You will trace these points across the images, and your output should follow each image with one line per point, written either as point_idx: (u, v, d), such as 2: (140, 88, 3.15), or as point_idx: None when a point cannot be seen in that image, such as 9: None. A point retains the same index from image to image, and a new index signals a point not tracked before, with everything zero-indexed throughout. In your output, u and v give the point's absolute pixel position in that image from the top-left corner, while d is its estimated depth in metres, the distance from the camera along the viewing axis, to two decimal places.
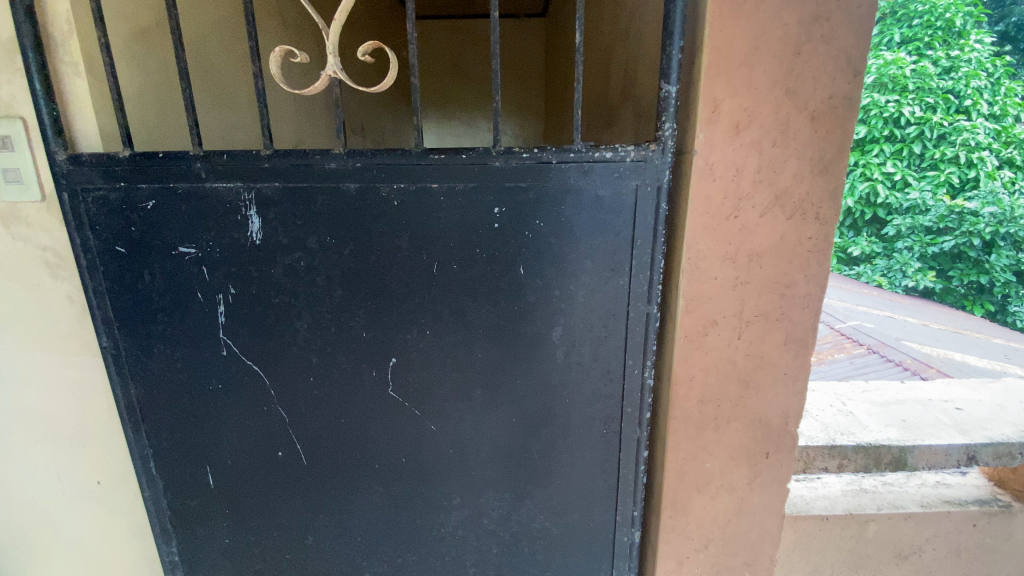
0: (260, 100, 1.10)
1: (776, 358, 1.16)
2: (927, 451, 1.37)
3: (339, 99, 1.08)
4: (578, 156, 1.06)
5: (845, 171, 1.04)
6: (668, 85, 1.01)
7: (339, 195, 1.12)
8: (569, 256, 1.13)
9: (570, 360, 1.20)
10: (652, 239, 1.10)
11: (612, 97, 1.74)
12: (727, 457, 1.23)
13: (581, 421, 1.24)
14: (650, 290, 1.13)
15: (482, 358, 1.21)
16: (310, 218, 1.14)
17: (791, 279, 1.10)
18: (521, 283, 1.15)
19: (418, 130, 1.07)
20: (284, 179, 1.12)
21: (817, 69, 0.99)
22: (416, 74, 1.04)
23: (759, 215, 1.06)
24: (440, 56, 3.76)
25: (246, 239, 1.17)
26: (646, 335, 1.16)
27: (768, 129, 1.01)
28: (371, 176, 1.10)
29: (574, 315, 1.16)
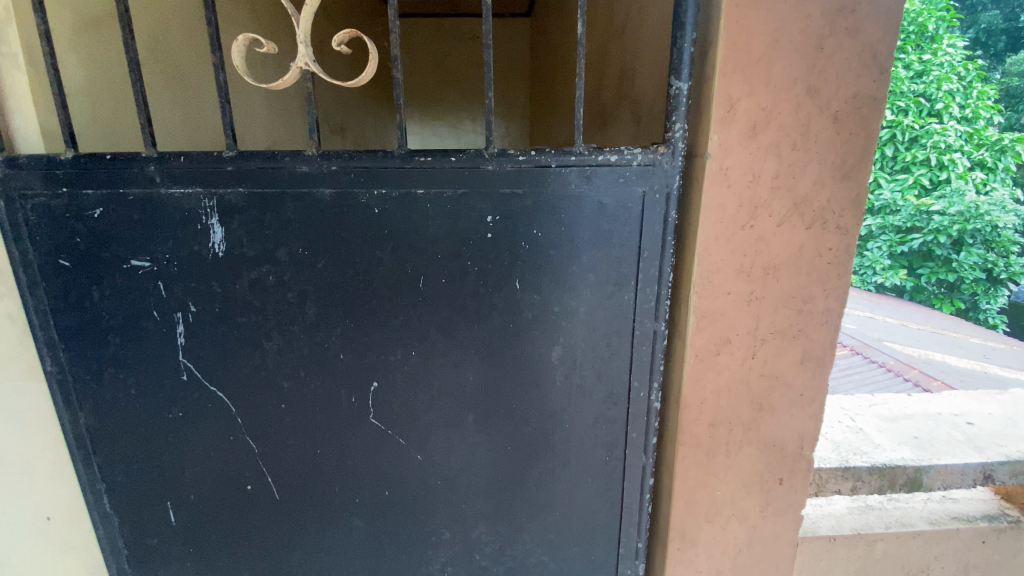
0: (222, 95, 0.98)
1: (792, 378, 1.07)
2: (943, 471, 1.30)
3: (312, 94, 0.97)
4: (579, 159, 0.96)
5: (868, 177, 0.95)
6: (678, 82, 0.92)
7: (312, 202, 1.00)
8: (569, 270, 1.02)
9: (571, 382, 1.09)
10: (661, 250, 1.00)
11: (606, 98, 1.66)
12: (738, 485, 1.14)
13: (583, 448, 1.14)
14: (658, 306, 1.04)
15: (473, 381, 1.10)
16: (280, 227, 1.02)
17: (809, 294, 1.02)
18: (517, 298, 1.05)
19: (402, 129, 0.96)
20: (250, 183, 1.00)
21: (841, 65, 0.90)
22: (398, 67, 0.93)
23: (776, 224, 0.97)
24: (422, 54, 3.63)
25: (207, 251, 1.05)
26: (652, 355, 1.07)
27: (787, 130, 0.92)
28: (349, 181, 0.98)
29: (576, 333, 1.06)
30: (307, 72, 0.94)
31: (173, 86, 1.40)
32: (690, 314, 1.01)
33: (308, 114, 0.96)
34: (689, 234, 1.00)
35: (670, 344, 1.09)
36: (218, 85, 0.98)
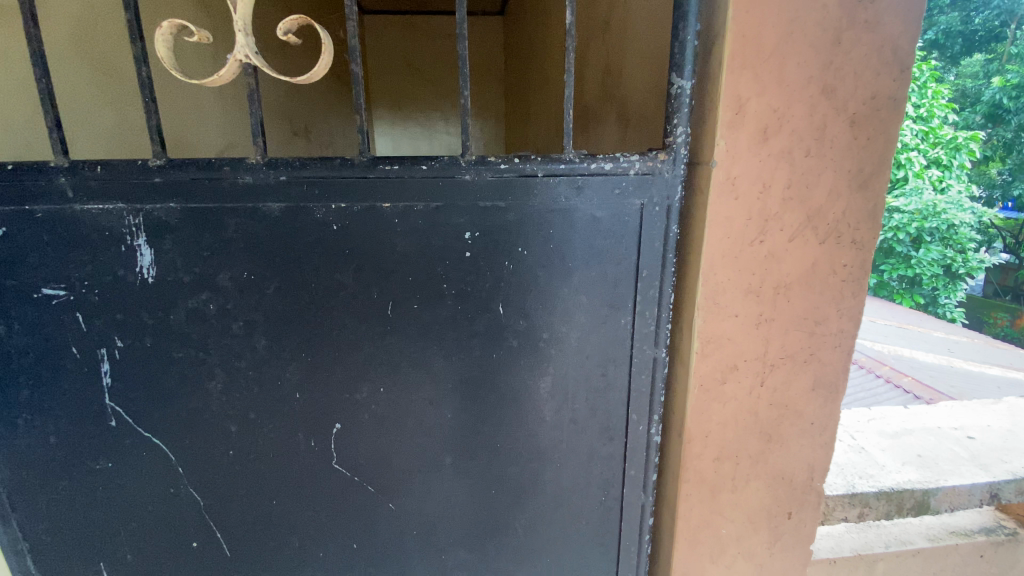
0: (146, 93, 0.82)
1: (802, 406, 0.98)
2: (950, 492, 1.23)
3: (255, 92, 0.82)
4: (569, 168, 0.84)
5: (886, 186, 0.87)
6: (680, 79, 0.81)
7: (258, 218, 0.86)
8: (560, 292, 0.91)
9: (562, 417, 0.98)
10: (661, 270, 0.89)
11: (589, 99, 1.54)
12: (745, 521, 1.05)
13: (576, 488, 1.02)
14: (658, 330, 0.93)
15: (451, 419, 0.97)
16: (221, 248, 0.87)
17: (822, 314, 0.93)
18: (500, 325, 0.92)
19: (362, 133, 0.82)
20: (184, 198, 0.85)
21: (859, 62, 0.81)
22: (357, 60, 0.79)
23: (788, 239, 0.87)
24: (391, 52, 3.48)
25: (134, 277, 0.89)
26: (652, 384, 0.96)
27: (800, 134, 0.82)
28: (301, 193, 0.84)
29: (567, 363, 0.94)
30: (247, 66, 0.79)
31: (102, 83, 1.22)
32: (694, 340, 0.90)
33: (251, 115, 0.82)
34: (692, 251, 0.89)
35: (671, 371, 0.99)
36: (142, 82, 0.83)
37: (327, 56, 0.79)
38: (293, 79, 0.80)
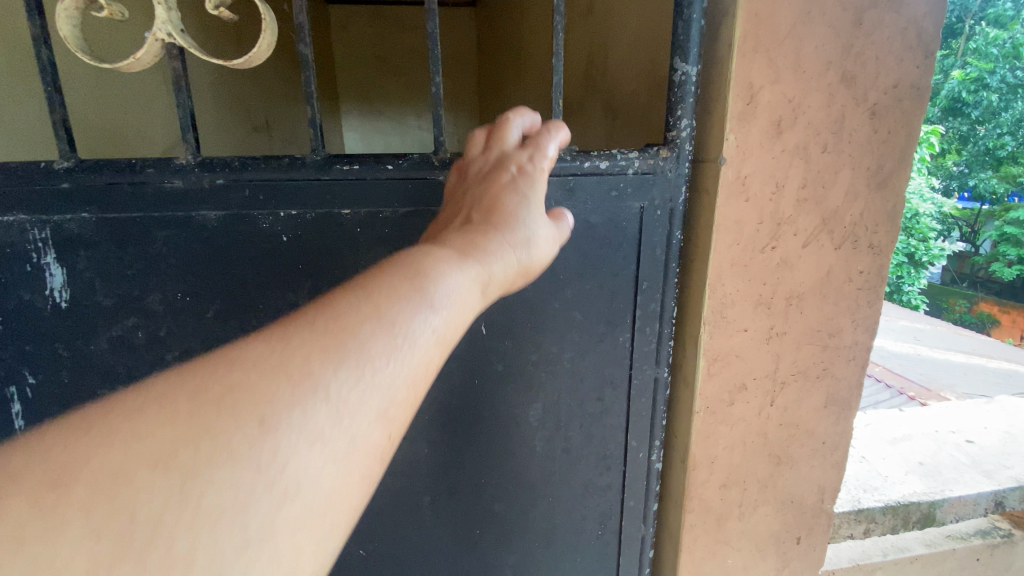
0: (48, 81, 0.68)
1: (814, 424, 0.90)
2: (956, 503, 1.18)
3: (184, 78, 0.68)
4: (560, 167, 0.73)
5: (906, 185, 0.78)
6: (685, 64, 0.70)
7: (193, 229, 0.72)
8: (550, 309, 0.80)
9: (554, 447, 0.87)
10: (664, 281, 0.80)
11: (570, 91, 1.43)
12: (752, 550, 0.96)
13: (570, 523, 0.92)
14: (659, 348, 0.83)
15: (428, 455, 0.86)
16: (149, 265, 0.74)
17: (837, 326, 0.84)
18: (483, 347, 0.81)
19: (315, 127, 0.69)
20: (100, 207, 0.71)
21: (882, 46, 0.72)
22: (305, 40, 0.67)
23: (802, 245, 0.78)
24: (358, 45, 3.31)
25: (43, 302, 0.74)
26: (653, 407, 0.86)
27: (817, 128, 0.73)
28: (244, 199, 0.71)
29: (559, 387, 0.84)
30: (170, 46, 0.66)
31: None
32: (700, 358, 0.81)
33: (178, 106, 0.68)
34: (697, 260, 0.79)
35: (672, 391, 0.89)
36: (43, 67, 0.68)
37: (269, 36, 0.65)
38: (229, 62, 0.67)
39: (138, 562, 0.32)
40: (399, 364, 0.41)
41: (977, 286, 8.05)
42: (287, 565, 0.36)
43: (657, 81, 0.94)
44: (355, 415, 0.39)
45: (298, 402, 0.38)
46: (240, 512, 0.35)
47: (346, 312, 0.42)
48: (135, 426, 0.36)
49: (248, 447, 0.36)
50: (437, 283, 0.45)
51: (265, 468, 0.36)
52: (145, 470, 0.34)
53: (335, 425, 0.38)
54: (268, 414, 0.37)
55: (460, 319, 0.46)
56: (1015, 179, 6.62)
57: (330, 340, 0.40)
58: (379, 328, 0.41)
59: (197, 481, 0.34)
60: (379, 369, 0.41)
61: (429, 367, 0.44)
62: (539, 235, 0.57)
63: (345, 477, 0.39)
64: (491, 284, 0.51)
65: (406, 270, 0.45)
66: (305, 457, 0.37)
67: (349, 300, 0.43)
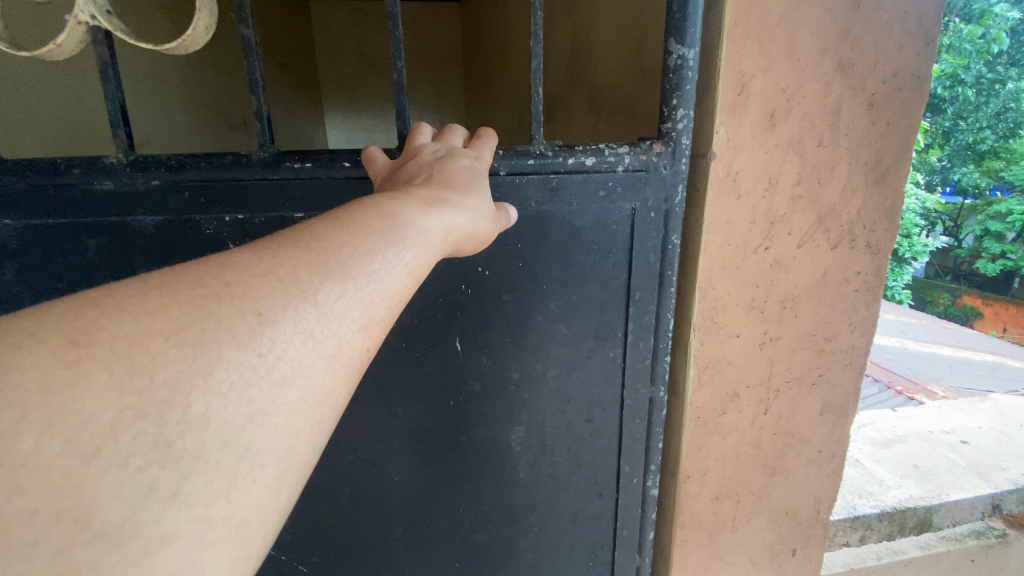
0: None
1: (810, 433, 0.86)
2: (953, 507, 1.15)
3: (110, 67, 0.61)
4: (540, 164, 0.65)
5: (905, 181, 0.74)
6: (684, 47, 0.62)
7: (129, 236, 0.66)
8: (532, 324, 0.73)
9: (539, 474, 0.82)
10: (659, 291, 0.72)
11: (554, 84, 1.37)
12: (746, 563, 0.92)
13: (558, 551, 0.86)
14: (655, 367, 0.76)
15: (400, 483, 0.80)
16: (80, 277, 0.67)
17: (833, 330, 0.80)
18: (457, 364, 0.74)
19: (263, 121, 0.64)
20: (24, 214, 0.64)
21: (881, 31, 0.67)
22: (247, 20, 0.61)
23: (797, 245, 0.74)
24: (340, 40, 3.22)
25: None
26: (650, 428, 0.79)
27: (812, 120, 0.69)
28: (183, 202, 0.65)
29: (544, 407, 0.78)
30: (96, 32, 0.59)
31: None
32: (690, 366, 0.76)
33: (106, 98, 0.61)
34: (686, 263, 0.74)
35: None
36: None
37: (206, 17, 0.59)
38: (160, 46, 0.61)
39: (160, 419, 0.29)
40: (378, 288, 0.37)
41: (960, 279, 8.15)
42: (286, 446, 0.32)
43: (647, 71, 0.87)
44: (343, 323, 0.35)
45: (290, 306, 0.33)
46: (247, 388, 0.31)
47: (327, 234, 0.37)
48: (145, 300, 0.31)
49: (249, 334, 0.31)
50: (409, 225, 0.40)
51: (265, 353, 0.32)
52: (157, 339, 0.30)
53: (328, 327, 0.34)
54: (265, 305, 0.32)
55: (431, 259, 0.42)
56: (994, 173, 6.69)
57: (313, 254, 0.35)
58: (359, 251, 0.37)
59: (208, 356, 0.30)
60: (362, 287, 0.36)
61: (404, 297, 0.39)
62: (488, 208, 0.51)
63: (334, 376, 0.35)
64: (454, 232, 0.45)
65: (376, 208, 0.40)
66: (301, 347, 0.33)
67: (328, 224, 0.38)
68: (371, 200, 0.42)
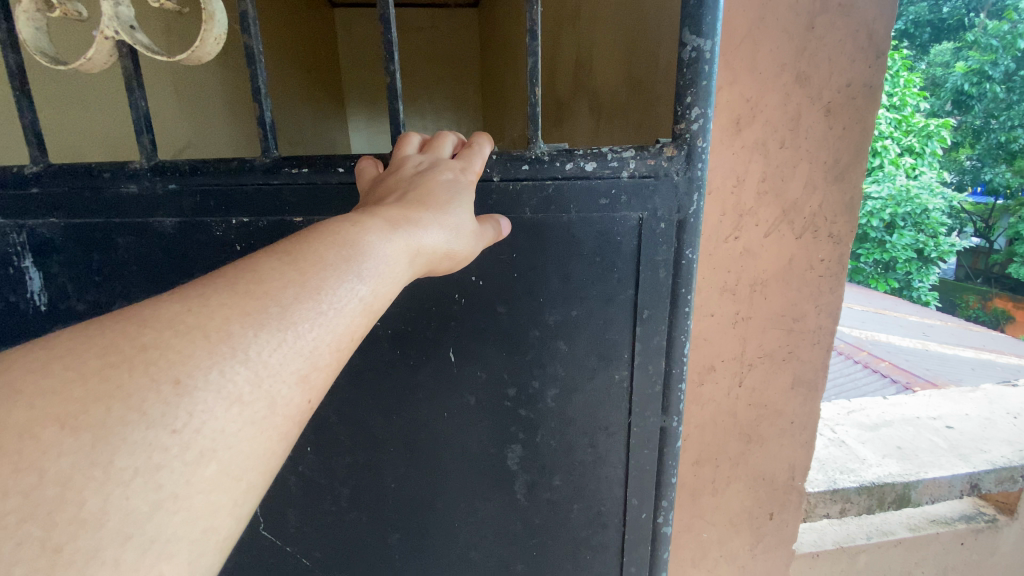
0: (13, 82, 0.63)
1: (782, 404, 0.95)
2: (931, 484, 1.22)
3: (136, 79, 0.63)
4: (536, 170, 0.62)
5: (862, 178, 0.83)
6: (700, 37, 0.58)
7: (151, 236, 0.69)
8: (528, 339, 0.69)
9: (539, 498, 0.78)
10: (670, 310, 0.68)
11: (561, 90, 1.49)
12: (727, 524, 1.02)
13: (559, 574, 0.82)
14: (667, 394, 0.72)
15: (396, 488, 0.77)
16: (113, 274, 0.71)
17: (800, 311, 0.89)
18: (452, 373, 0.71)
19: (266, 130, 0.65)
20: (65, 212, 0.68)
21: (834, 47, 0.77)
22: (250, 31, 0.62)
23: (764, 234, 0.84)
24: (363, 48, 3.38)
25: (25, 305, 0.73)
26: (661, 461, 0.75)
27: (775, 125, 0.79)
28: (196, 206, 0.67)
29: (548, 426, 0.74)
30: (120, 44, 0.61)
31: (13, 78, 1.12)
32: None
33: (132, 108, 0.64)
34: None
35: None
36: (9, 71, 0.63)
37: (217, 26, 0.60)
38: (175, 58, 0.61)
39: (48, 521, 0.27)
40: (311, 345, 0.37)
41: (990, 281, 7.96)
42: (200, 529, 0.31)
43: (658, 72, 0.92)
44: (278, 378, 0.35)
45: (217, 363, 0.33)
46: (154, 472, 0.30)
47: (273, 273, 0.37)
48: (45, 377, 0.30)
49: (162, 408, 0.30)
50: (368, 254, 0.41)
51: (181, 429, 0.31)
52: (51, 427, 0.29)
53: (257, 389, 0.34)
54: (184, 373, 0.32)
55: (391, 291, 0.42)
56: None
57: (254, 301, 0.36)
58: (304, 293, 0.37)
59: (108, 443, 0.29)
60: (305, 332, 0.36)
61: (356, 334, 0.40)
62: (465, 226, 0.51)
63: (265, 441, 0.34)
64: (421, 254, 0.46)
65: (334, 240, 0.41)
66: (229, 418, 0.32)
67: (273, 264, 0.38)
68: (322, 231, 0.42)
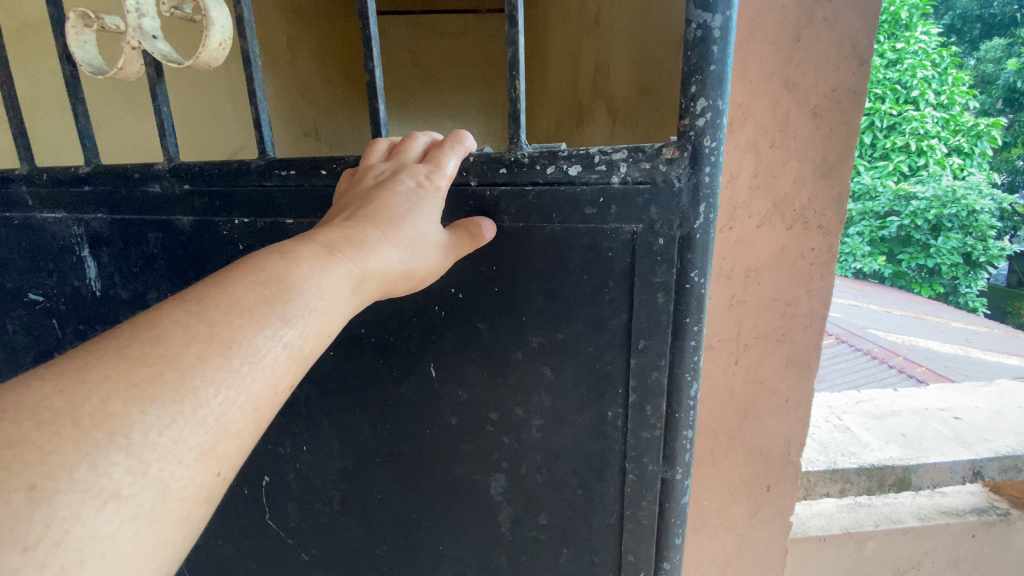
0: (75, 95, 0.80)
1: (776, 383, 1.03)
2: (932, 469, 1.27)
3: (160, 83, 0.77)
4: (518, 174, 0.64)
5: (850, 173, 0.91)
6: (707, 12, 0.56)
7: (173, 233, 0.83)
8: (510, 359, 0.74)
9: (524, 534, 0.82)
10: (672, 341, 0.67)
11: (582, 93, 1.61)
12: (725, 493, 1.11)
13: None
14: (673, 443, 0.72)
15: (383, 500, 0.86)
16: (146, 263, 0.87)
17: (793, 296, 0.98)
18: (432, 388, 0.77)
19: (263, 137, 0.75)
20: (112, 209, 0.85)
21: (820, 57, 0.86)
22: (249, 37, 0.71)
23: (757, 225, 0.93)
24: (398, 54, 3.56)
25: (86, 289, 0.91)
26: (665, 516, 0.75)
27: (764, 127, 0.88)
28: (206, 206, 0.80)
29: (534, 458, 0.78)
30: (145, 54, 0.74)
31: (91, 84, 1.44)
32: None
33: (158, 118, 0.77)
34: None
35: None
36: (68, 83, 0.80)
37: (217, 37, 0.69)
38: (182, 64, 0.71)
39: None
40: (214, 415, 0.41)
41: None
42: None
43: (663, 82, 1.01)
44: (170, 459, 0.39)
45: (87, 457, 0.36)
46: None
47: (175, 339, 0.42)
48: None
49: (12, 522, 0.34)
50: (297, 291, 0.48)
51: (36, 543, 0.34)
52: None
53: (139, 478, 0.38)
54: (42, 478, 0.35)
55: (319, 332, 0.48)
56: None
57: (145, 369, 0.40)
58: (210, 350, 0.42)
59: None
60: (208, 398, 0.41)
61: (278, 387, 0.46)
62: (423, 243, 0.58)
63: (155, 528, 0.38)
64: (369, 277, 0.53)
65: (261, 277, 0.47)
66: (101, 522, 0.36)
67: (178, 317, 0.44)
68: (253, 272, 0.47)
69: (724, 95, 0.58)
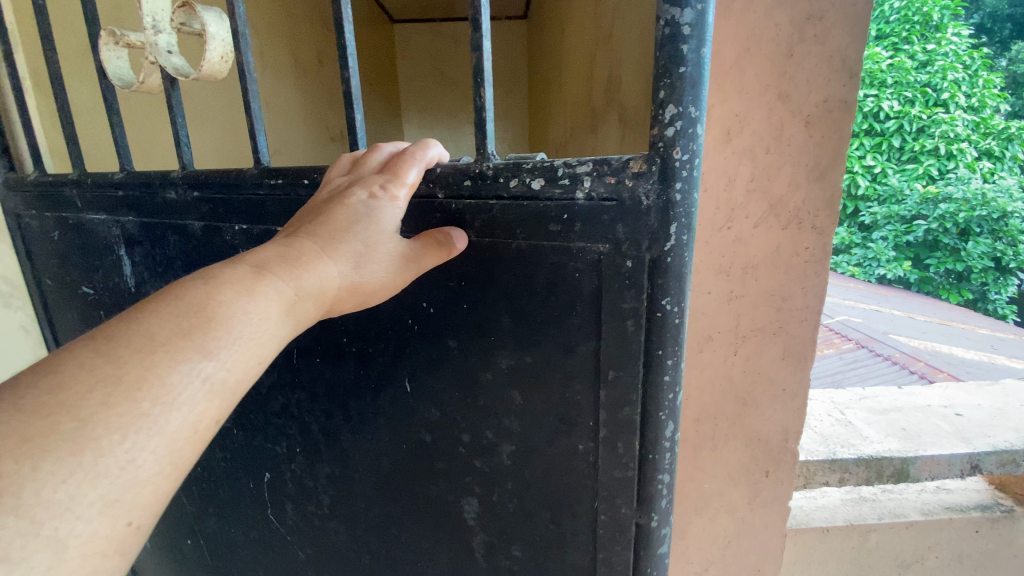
0: (110, 110, 0.92)
1: (773, 373, 1.10)
2: (930, 461, 1.32)
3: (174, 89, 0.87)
4: (484, 186, 0.67)
5: (841, 177, 0.98)
6: (676, 7, 0.55)
7: (188, 236, 0.92)
8: (480, 380, 0.78)
9: (497, 561, 0.87)
10: (640, 373, 0.67)
11: (596, 101, 1.70)
12: (726, 478, 1.18)
13: None
14: (644, 484, 0.71)
15: (365, 510, 0.94)
16: (168, 263, 0.97)
17: (788, 292, 1.05)
18: (409, 400, 0.84)
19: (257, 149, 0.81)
20: (141, 213, 0.96)
21: (811, 71, 0.93)
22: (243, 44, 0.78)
23: (753, 225, 1.01)
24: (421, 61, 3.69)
25: (123, 284, 1.03)
26: (638, 555, 0.75)
27: (760, 135, 0.96)
28: (211, 213, 0.88)
29: (505, 485, 0.81)
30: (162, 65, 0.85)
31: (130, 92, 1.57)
32: None
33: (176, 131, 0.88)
34: None
35: None
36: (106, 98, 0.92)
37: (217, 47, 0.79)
38: (190, 73, 0.82)
39: None
40: (119, 463, 0.44)
41: None
42: None
43: None
44: (69, 515, 0.41)
45: None
46: None
47: (77, 390, 0.44)
48: None
49: None
50: (218, 325, 0.51)
51: None
52: None
53: (32, 539, 0.40)
54: None
55: (243, 363, 0.52)
56: None
57: (42, 421, 0.42)
58: (116, 396, 0.45)
59: None
60: (113, 446, 0.44)
61: (197, 427, 0.49)
62: (365, 258, 0.63)
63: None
64: (305, 293, 0.58)
65: (183, 309, 0.51)
66: None
67: (83, 361, 0.46)
68: (168, 311, 0.50)
69: (696, 107, 0.57)
